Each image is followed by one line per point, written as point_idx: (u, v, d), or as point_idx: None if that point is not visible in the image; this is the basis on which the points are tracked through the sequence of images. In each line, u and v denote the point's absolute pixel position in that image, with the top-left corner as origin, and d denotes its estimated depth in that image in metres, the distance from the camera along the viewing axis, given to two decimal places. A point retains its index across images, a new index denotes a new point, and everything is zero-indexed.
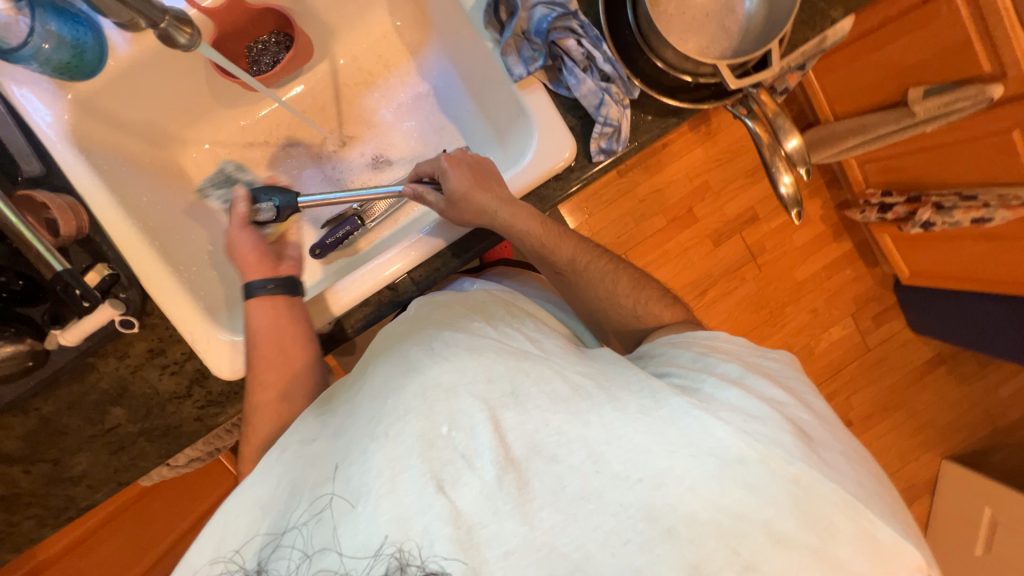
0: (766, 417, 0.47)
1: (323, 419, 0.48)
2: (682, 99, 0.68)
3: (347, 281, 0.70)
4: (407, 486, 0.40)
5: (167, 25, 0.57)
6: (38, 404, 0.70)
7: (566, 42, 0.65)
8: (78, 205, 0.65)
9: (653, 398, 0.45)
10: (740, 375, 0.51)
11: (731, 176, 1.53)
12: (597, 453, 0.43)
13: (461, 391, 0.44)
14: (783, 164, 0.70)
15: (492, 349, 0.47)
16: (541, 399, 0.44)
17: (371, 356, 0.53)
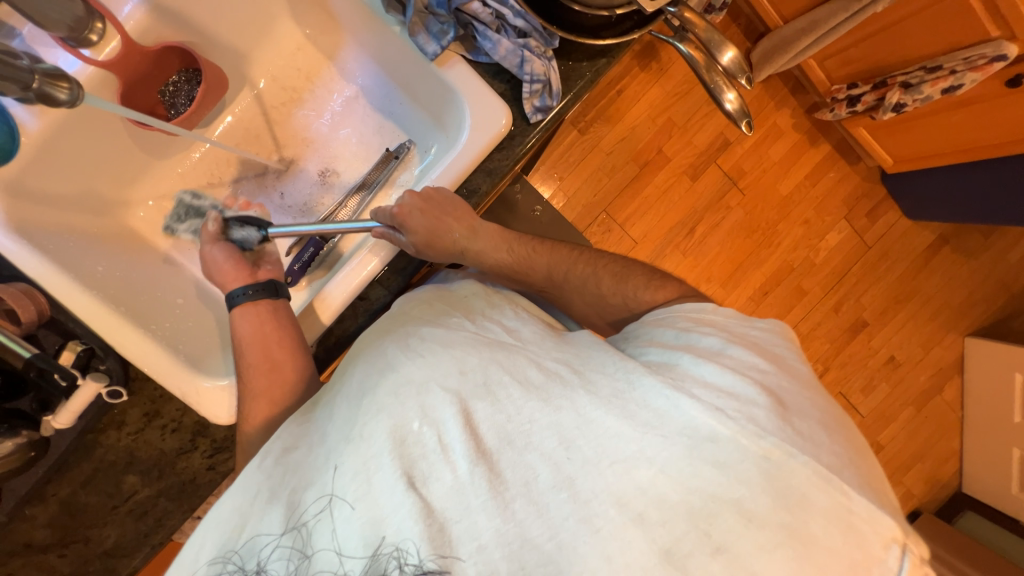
0: (748, 389, 0.45)
1: (303, 424, 0.48)
2: (605, 37, 0.64)
3: (333, 284, 0.68)
4: (381, 486, 0.40)
5: (40, 85, 0.54)
6: (54, 489, 0.70)
7: (471, 6, 0.63)
8: (33, 289, 0.66)
9: (626, 380, 0.45)
10: (723, 344, 0.50)
11: (692, 106, 1.49)
12: (572, 434, 0.43)
13: (433, 385, 0.44)
14: (726, 81, 0.68)
15: (468, 345, 0.47)
16: (514, 387, 0.44)
17: (348, 358, 0.53)
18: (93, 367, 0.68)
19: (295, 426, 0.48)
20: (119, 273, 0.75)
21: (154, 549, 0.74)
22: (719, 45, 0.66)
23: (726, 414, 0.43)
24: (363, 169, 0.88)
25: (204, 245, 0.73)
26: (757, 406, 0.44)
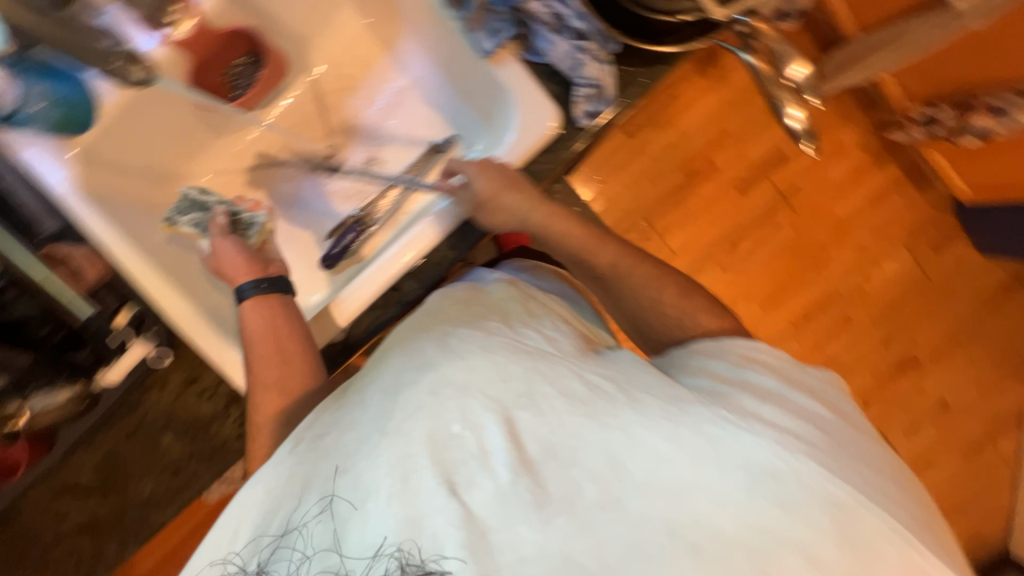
0: (798, 434, 0.45)
1: (331, 410, 0.48)
2: (666, 44, 0.63)
3: (350, 288, 0.70)
4: (420, 487, 0.40)
5: None
6: (100, 439, 0.76)
7: (530, 5, 0.62)
8: (98, 252, 0.70)
9: (677, 407, 0.44)
10: (775, 388, 0.48)
11: (749, 117, 1.42)
12: (618, 459, 0.42)
13: (474, 390, 0.43)
14: None
15: (509, 349, 0.46)
16: (558, 400, 0.44)
17: (381, 348, 0.52)
18: (143, 330, 0.72)
19: (325, 412, 0.48)
20: (173, 242, 0.79)
21: (183, 504, 0.80)
22: None
23: (776, 458, 0.43)
24: (407, 160, 0.89)
25: (215, 237, 0.73)
26: (803, 449, 0.44)
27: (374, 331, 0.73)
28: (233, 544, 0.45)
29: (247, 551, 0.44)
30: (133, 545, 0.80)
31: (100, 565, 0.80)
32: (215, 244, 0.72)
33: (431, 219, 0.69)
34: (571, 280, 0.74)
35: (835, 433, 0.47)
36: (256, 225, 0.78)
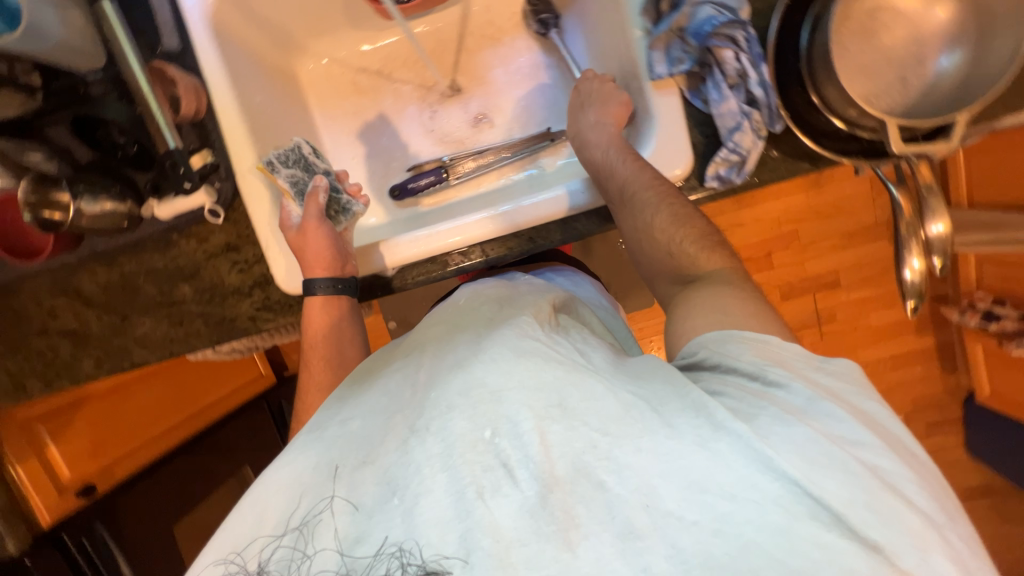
0: (852, 466, 0.39)
1: (362, 402, 0.49)
2: (826, 146, 0.62)
3: (407, 238, 0.70)
4: (445, 489, 0.40)
5: None
6: (123, 260, 0.76)
7: (723, 52, 0.59)
8: (202, 88, 0.69)
9: (711, 429, 0.40)
10: (814, 397, 0.43)
11: (827, 232, 1.45)
12: (648, 483, 0.39)
13: (508, 394, 0.42)
14: (916, 247, 0.63)
15: (541, 354, 0.45)
16: (591, 410, 0.41)
17: (413, 347, 0.54)
18: (209, 181, 0.70)
19: (356, 404, 0.49)
20: (271, 110, 0.76)
21: (170, 356, 0.78)
22: (934, 211, 0.61)
23: (831, 500, 0.37)
24: (515, 133, 0.86)
25: (310, 218, 0.67)
26: (862, 495, 0.38)
27: (420, 281, 0.72)
28: (240, 541, 0.44)
29: (252, 545, 0.43)
30: (105, 372, 0.79)
31: (66, 375, 0.79)
32: (304, 217, 0.68)
33: (503, 211, 0.68)
34: (607, 296, 0.77)
35: (881, 449, 0.41)
36: (350, 215, 0.71)
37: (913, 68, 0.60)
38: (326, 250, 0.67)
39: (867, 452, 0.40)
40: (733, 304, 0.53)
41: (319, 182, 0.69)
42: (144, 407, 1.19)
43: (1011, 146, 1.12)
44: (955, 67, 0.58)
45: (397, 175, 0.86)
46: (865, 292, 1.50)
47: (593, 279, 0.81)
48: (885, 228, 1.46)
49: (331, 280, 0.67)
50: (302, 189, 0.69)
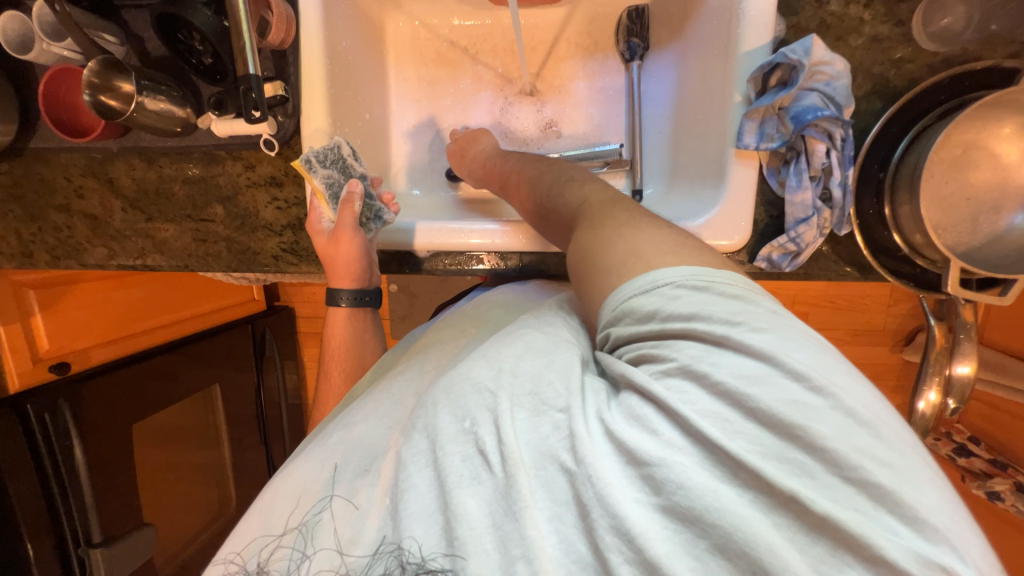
0: (787, 424, 0.32)
1: (367, 409, 0.51)
2: (880, 261, 0.63)
3: (428, 227, 0.70)
4: (429, 484, 0.39)
5: None
6: (164, 162, 0.74)
7: (816, 144, 0.59)
8: (293, 21, 0.67)
9: (644, 408, 0.36)
10: (720, 335, 0.36)
11: (835, 324, 1.49)
12: (592, 454, 0.34)
13: (483, 380, 0.40)
14: (936, 381, 0.63)
15: (521, 343, 0.43)
16: (558, 390, 0.38)
17: (420, 360, 0.57)
18: (273, 112, 0.69)
19: (359, 412, 0.51)
20: (351, 58, 0.74)
21: (184, 269, 0.78)
22: (963, 352, 0.61)
23: (791, 482, 0.31)
24: (581, 143, 0.83)
25: (342, 228, 0.68)
26: (809, 460, 0.31)
27: (448, 271, 0.72)
28: (248, 542, 0.45)
29: (256, 545, 0.44)
30: (116, 265, 0.78)
31: (76, 257, 0.78)
32: (337, 226, 0.68)
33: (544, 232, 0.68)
34: None
35: (830, 384, 0.33)
36: (381, 222, 0.71)
37: (988, 214, 0.60)
38: (354, 260, 0.69)
39: (812, 399, 0.32)
40: (636, 240, 0.44)
41: (354, 191, 0.68)
42: (137, 302, 1.19)
43: None
44: None
45: None
46: None
47: None
48: (890, 335, 1.48)
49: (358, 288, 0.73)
50: (337, 194, 0.68)
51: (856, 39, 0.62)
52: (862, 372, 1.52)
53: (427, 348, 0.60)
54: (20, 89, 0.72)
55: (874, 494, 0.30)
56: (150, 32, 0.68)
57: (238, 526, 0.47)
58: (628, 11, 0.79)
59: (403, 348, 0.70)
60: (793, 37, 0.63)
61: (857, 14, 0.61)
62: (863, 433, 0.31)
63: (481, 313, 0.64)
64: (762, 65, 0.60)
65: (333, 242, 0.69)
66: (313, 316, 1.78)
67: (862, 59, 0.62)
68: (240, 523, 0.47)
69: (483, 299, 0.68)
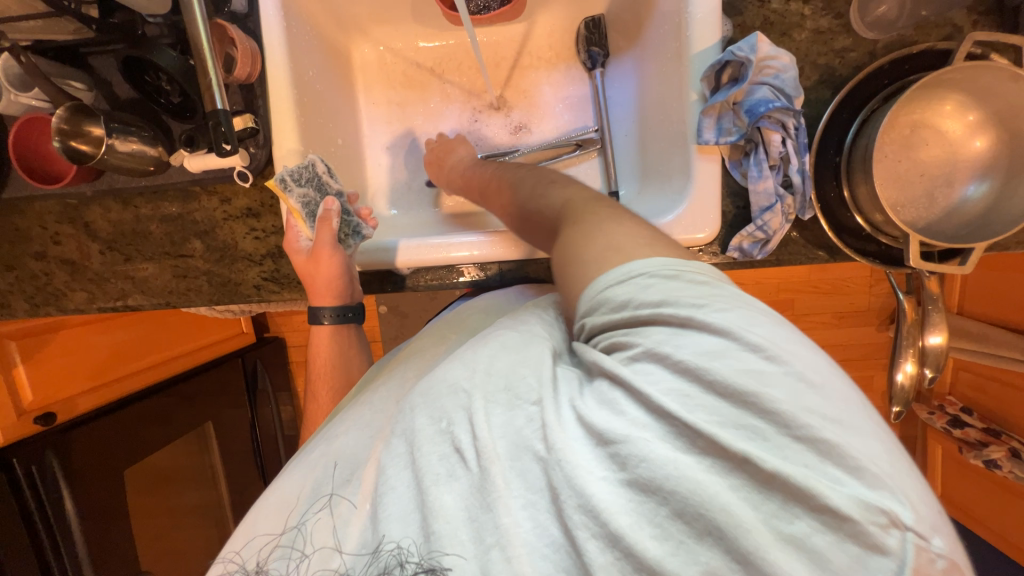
0: (741, 390, 0.33)
1: (356, 418, 0.51)
2: (845, 241, 0.65)
3: (410, 244, 0.71)
4: (408, 483, 0.39)
5: None
6: (139, 202, 0.75)
7: (771, 135, 0.62)
8: (259, 55, 0.69)
9: (613, 390, 0.37)
10: (685, 317, 0.37)
11: (820, 308, 1.51)
12: (561, 441, 0.35)
13: (459, 383, 0.40)
14: (912, 354, 0.65)
15: (497, 344, 0.44)
16: (530, 382, 0.39)
17: (410, 368, 0.58)
18: (245, 145, 0.70)
19: (349, 421, 0.52)
20: (319, 87, 0.76)
21: (167, 306, 0.78)
22: (933, 323, 0.64)
23: (745, 441, 0.32)
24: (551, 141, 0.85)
25: (322, 246, 0.68)
26: (760, 419, 0.32)
27: (430, 285, 0.73)
28: (244, 545, 0.46)
29: (255, 544, 0.46)
30: (97, 308, 0.78)
31: (56, 303, 0.78)
32: (316, 244, 0.68)
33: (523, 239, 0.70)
34: None
35: (784, 354, 0.34)
36: (360, 237, 0.71)
37: (942, 188, 0.62)
38: (336, 278, 0.70)
39: (764, 365, 0.33)
40: (616, 236, 0.45)
41: (331, 208, 0.68)
42: (122, 345, 1.18)
43: (1008, 269, 1.17)
44: (981, 197, 0.61)
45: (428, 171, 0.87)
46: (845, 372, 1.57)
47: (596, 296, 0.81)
48: (875, 314, 1.51)
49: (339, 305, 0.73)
50: (315, 211, 0.69)
51: (800, 34, 0.65)
52: (852, 353, 1.54)
53: (408, 359, 0.61)
54: None
55: (821, 450, 0.31)
56: (118, 76, 0.69)
57: (237, 531, 0.49)
58: (584, 22, 0.82)
59: (386, 361, 0.70)
60: (740, 35, 0.66)
61: (798, 10, 0.65)
62: (814, 398, 0.32)
63: (468, 324, 0.64)
64: (712, 65, 0.63)
65: (314, 261, 0.69)
66: (304, 345, 1.77)
67: (807, 51, 0.65)
68: (238, 528, 0.49)
69: (467, 307, 0.69)
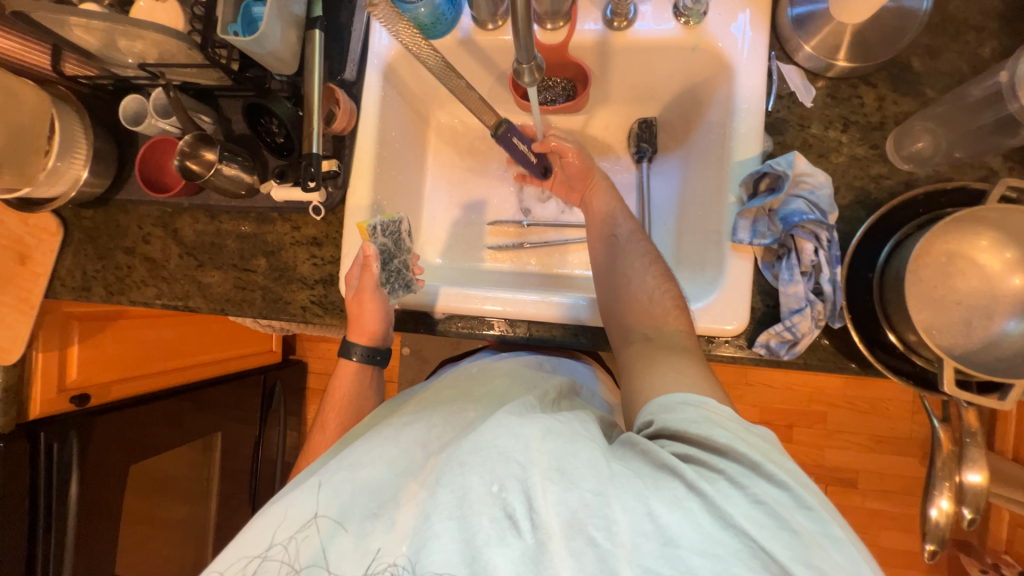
0: (807, 538, 0.39)
1: (371, 452, 0.53)
2: (877, 356, 0.65)
3: (462, 291, 0.76)
4: (451, 536, 0.41)
5: (526, 67, 0.58)
6: (223, 218, 0.85)
7: (804, 243, 0.65)
8: (354, 114, 0.80)
9: (684, 492, 0.41)
10: (757, 461, 0.43)
11: (855, 427, 1.43)
12: (631, 542, 0.39)
13: (512, 454, 0.44)
14: (948, 490, 0.62)
15: (541, 423, 0.48)
16: (587, 475, 0.42)
17: (428, 405, 0.63)
18: (325, 183, 0.80)
19: (366, 454, 0.53)
20: (398, 145, 0.87)
21: (220, 313, 0.85)
22: (971, 459, 0.61)
23: (790, 562, 0.37)
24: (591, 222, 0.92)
25: (366, 291, 0.73)
26: (803, 549, 0.38)
27: (461, 332, 0.78)
28: None
29: None
30: (160, 303, 0.86)
31: (127, 294, 0.87)
32: (359, 286, 0.73)
33: (558, 303, 0.74)
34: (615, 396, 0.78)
35: (832, 520, 0.41)
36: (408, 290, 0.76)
37: (980, 319, 0.62)
38: (372, 327, 0.75)
39: (812, 521, 0.40)
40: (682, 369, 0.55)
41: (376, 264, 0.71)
42: (164, 342, 1.25)
43: None
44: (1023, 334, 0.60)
45: (476, 227, 0.94)
46: (884, 504, 1.43)
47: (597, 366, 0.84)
48: (917, 446, 1.41)
49: (370, 347, 0.78)
50: (386, 259, 0.74)
51: (837, 157, 0.71)
52: (890, 484, 1.42)
53: (435, 405, 0.62)
54: (122, 150, 0.86)
55: None
56: (237, 116, 0.82)
57: (232, 548, 0.50)
58: (636, 122, 0.89)
59: (402, 400, 0.74)
60: (780, 151, 0.72)
61: (836, 136, 0.71)
62: (837, 552, 0.39)
63: (481, 376, 0.68)
64: (752, 173, 0.68)
65: (360, 304, 0.74)
66: (325, 373, 1.81)
67: (843, 173, 0.70)
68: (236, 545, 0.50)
69: (491, 365, 0.72)
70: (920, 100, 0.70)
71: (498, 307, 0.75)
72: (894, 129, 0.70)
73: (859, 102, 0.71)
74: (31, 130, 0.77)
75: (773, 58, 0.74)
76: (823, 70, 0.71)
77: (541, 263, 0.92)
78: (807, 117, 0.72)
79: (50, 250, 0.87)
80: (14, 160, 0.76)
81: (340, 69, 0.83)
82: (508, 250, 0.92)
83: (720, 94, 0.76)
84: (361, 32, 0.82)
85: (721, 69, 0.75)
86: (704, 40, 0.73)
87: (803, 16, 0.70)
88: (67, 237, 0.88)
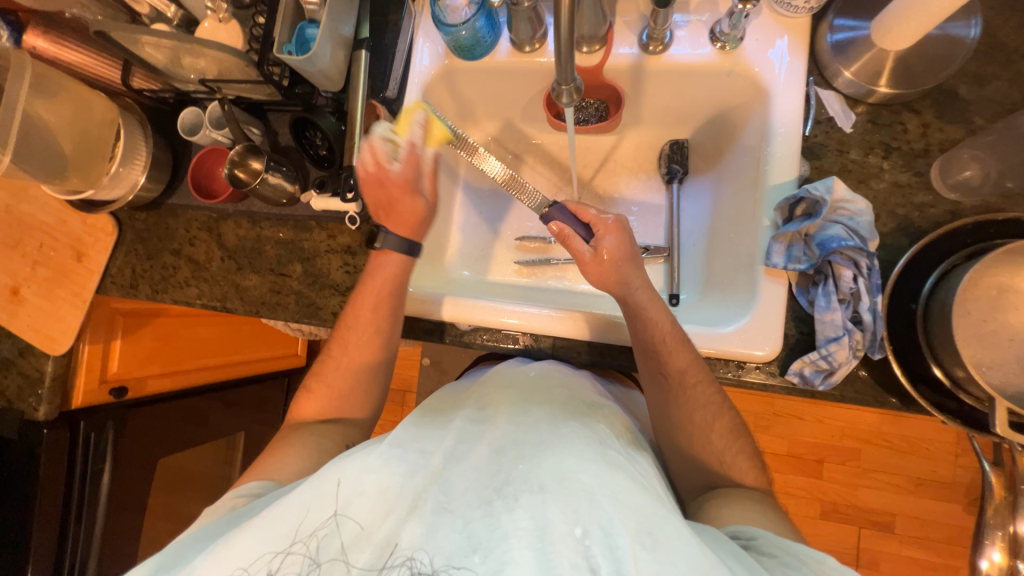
0: None
1: (441, 441, 0.54)
2: (920, 391, 0.62)
3: (488, 303, 0.77)
4: (530, 568, 0.41)
5: (566, 88, 0.60)
6: (264, 224, 0.89)
7: (842, 270, 0.63)
8: None
9: None
10: None
11: (892, 467, 1.35)
12: None
13: (603, 499, 0.44)
14: (1000, 540, 0.61)
15: (629, 474, 0.49)
16: (680, 555, 0.42)
17: (487, 403, 0.63)
18: None
19: (435, 442, 0.54)
20: (433, 160, 0.90)
21: (254, 315, 0.88)
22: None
23: None
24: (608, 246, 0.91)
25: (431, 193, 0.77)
26: None
27: (485, 345, 0.78)
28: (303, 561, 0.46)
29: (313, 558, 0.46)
30: (200, 303, 0.90)
31: (170, 293, 0.91)
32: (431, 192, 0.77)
33: (583, 320, 0.74)
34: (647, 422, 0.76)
35: None
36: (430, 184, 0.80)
37: None
38: (421, 219, 0.76)
39: None
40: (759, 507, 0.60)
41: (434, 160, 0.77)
42: (203, 340, 1.28)
43: None
44: None
45: (504, 241, 0.96)
46: (924, 554, 1.33)
47: (627, 388, 0.82)
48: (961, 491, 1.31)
49: (403, 239, 0.76)
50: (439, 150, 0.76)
51: (878, 183, 0.69)
52: (930, 532, 1.32)
53: (495, 404, 0.62)
54: (176, 158, 0.91)
55: None
56: (284, 129, 0.87)
57: (268, 521, 0.49)
58: (668, 144, 0.90)
59: (452, 392, 0.73)
60: (817, 176, 0.71)
61: (877, 162, 0.69)
62: None
63: (538, 381, 0.67)
64: (787, 198, 0.67)
65: (412, 196, 0.75)
66: None
67: (884, 200, 0.69)
68: (273, 518, 0.49)
69: (547, 370, 0.71)
70: (967, 128, 0.68)
71: (524, 320, 0.75)
72: (939, 156, 0.68)
73: (902, 129, 0.70)
74: (96, 136, 0.84)
75: (811, 83, 0.73)
76: (864, 96, 0.70)
77: (566, 280, 0.92)
78: (846, 143, 0.71)
79: (103, 248, 0.93)
80: (80, 166, 0.83)
81: (382, 87, 0.87)
82: (534, 266, 0.93)
83: (756, 117, 0.76)
84: (404, 53, 0.86)
85: (757, 95, 0.75)
86: (741, 64, 0.74)
87: (844, 42, 0.69)
88: (120, 237, 0.94)
